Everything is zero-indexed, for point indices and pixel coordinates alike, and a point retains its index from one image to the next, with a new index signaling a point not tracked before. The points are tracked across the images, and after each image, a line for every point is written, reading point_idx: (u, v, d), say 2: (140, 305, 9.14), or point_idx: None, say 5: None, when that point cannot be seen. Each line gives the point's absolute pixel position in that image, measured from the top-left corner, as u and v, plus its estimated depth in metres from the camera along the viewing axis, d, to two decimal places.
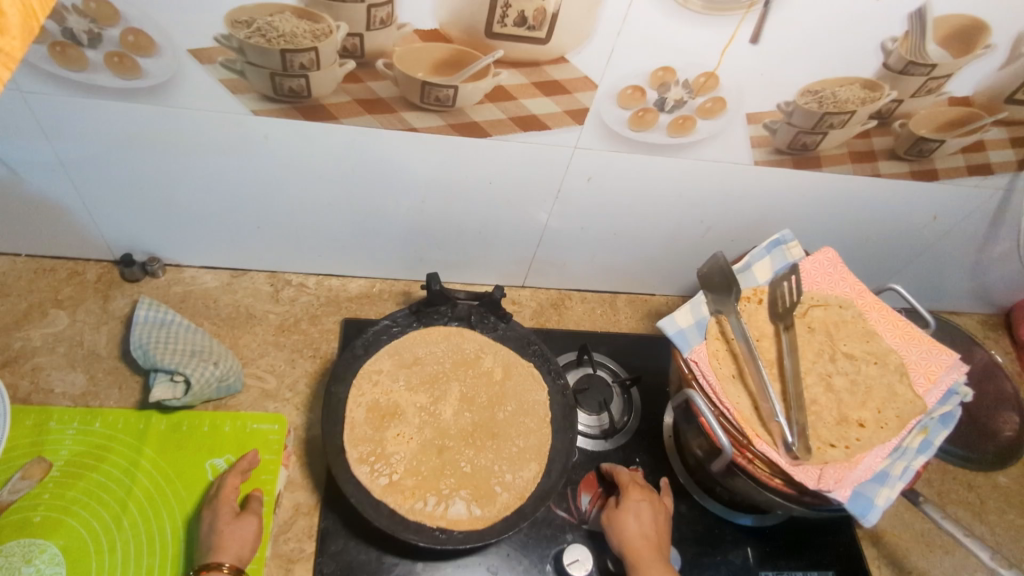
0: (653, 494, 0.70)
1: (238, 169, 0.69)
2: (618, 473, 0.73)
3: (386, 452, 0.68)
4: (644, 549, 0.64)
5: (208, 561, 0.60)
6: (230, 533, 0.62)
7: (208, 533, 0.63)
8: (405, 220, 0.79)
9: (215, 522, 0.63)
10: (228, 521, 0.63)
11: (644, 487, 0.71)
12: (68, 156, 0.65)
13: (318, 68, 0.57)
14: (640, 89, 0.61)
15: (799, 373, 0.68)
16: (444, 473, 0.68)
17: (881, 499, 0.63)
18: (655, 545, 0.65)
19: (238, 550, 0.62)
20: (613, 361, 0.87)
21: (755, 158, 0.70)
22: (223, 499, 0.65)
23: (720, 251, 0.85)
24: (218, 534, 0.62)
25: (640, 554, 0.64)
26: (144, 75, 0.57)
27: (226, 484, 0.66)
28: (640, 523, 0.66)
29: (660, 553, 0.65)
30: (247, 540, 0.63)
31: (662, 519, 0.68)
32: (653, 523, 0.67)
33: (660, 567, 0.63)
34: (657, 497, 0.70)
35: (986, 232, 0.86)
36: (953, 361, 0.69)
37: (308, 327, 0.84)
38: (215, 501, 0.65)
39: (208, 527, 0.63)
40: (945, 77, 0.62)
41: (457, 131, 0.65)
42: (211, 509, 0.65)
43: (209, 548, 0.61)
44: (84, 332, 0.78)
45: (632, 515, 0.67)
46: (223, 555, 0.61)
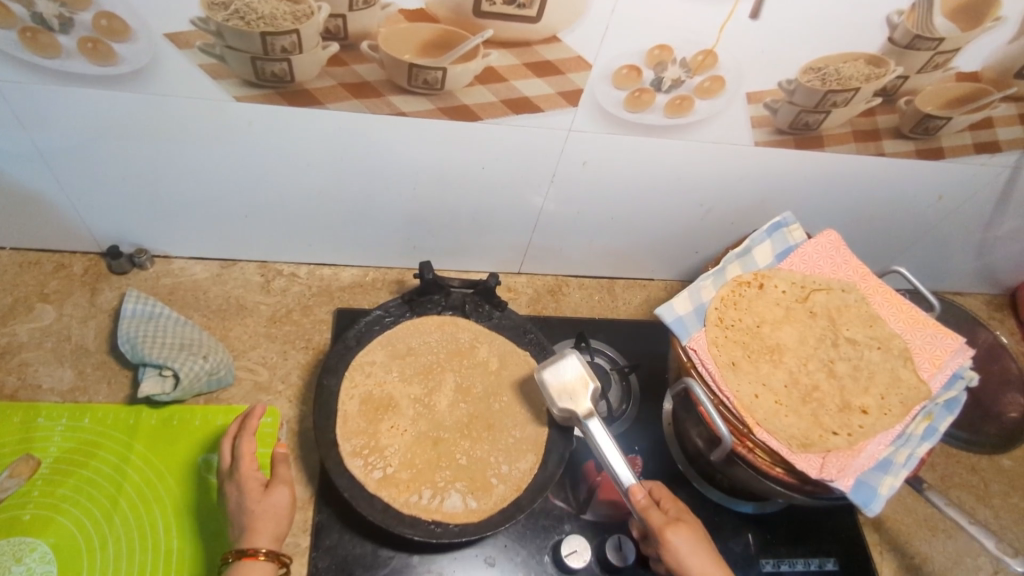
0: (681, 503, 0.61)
1: (222, 156, 0.67)
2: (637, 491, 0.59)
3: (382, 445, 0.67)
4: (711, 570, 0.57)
5: (241, 544, 0.58)
6: (262, 512, 0.59)
7: (239, 510, 0.59)
8: (397, 208, 0.78)
9: (244, 500, 0.59)
10: (257, 497, 0.60)
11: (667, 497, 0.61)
12: (46, 147, 0.63)
13: (301, 51, 0.54)
14: (635, 69, 0.59)
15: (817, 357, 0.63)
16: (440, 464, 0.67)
17: (885, 488, 0.61)
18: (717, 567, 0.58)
19: (274, 530, 0.59)
20: (611, 348, 0.85)
21: (756, 139, 0.68)
22: (246, 469, 0.61)
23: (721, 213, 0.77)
24: (248, 515, 0.59)
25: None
26: (120, 60, 0.54)
27: (244, 453, 0.62)
28: (699, 546, 0.58)
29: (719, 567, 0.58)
30: (275, 520, 0.59)
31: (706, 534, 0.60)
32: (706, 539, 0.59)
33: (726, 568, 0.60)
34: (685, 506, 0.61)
35: (993, 211, 0.84)
36: (958, 345, 0.68)
37: (300, 318, 0.82)
38: (237, 474, 0.61)
39: (236, 506, 0.60)
40: (952, 52, 0.60)
41: (448, 115, 0.63)
42: (237, 483, 0.61)
43: (241, 528, 0.59)
44: (72, 326, 0.77)
45: (692, 539, 0.58)
46: (259, 538, 0.58)
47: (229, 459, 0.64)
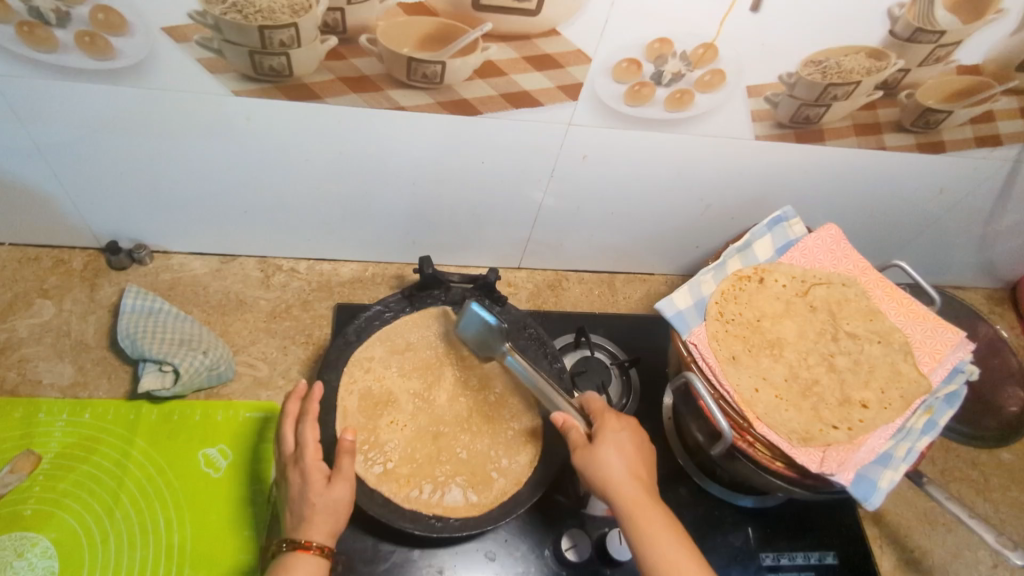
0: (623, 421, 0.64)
1: (222, 150, 0.67)
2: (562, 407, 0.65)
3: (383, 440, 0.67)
4: (624, 482, 0.59)
5: (296, 533, 0.57)
6: (320, 504, 0.57)
7: (299, 497, 0.58)
8: (397, 203, 0.77)
9: (306, 489, 0.58)
10: (319, 490, 0.58)
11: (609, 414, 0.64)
12: (45, 142, 0.63)
13: (299, 45, 0.54)
14: (635, 62, 0.59)
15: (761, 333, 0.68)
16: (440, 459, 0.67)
17: (885, 482, 0.61)
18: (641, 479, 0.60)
19: (329, 525, 0.57)
20: (611, 343, 0.85)
21: (756, 132, 0.68)
22: (310, 456, 0.59)
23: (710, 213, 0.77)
24: (308, 505, 0.57)
25: (637, 502, 0.58)
26: (118, 54, 0.54)
27: (306, 440, 0.60)
28: (621, 455, 0.60)
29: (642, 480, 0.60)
30: (333, 512, 0.58)
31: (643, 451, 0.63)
32: (637, 455, 0.62)
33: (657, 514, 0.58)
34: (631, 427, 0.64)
35: (994, 204, 0.84)
36: (959, 339, 0.68)
37: (300, 313, 0.82)
38: (301, 460, 0.59)
39: (298, 493, 0.58)
40: (953, 45, 0.60)
41: (447, 109, 0.63)
42: (299, 469, 0.59)
43: (297, 517, 0.58)
44: (72, 321, 0.77)
45: (612, 449, 0.61)
46: (309, 529, 0.57)
47: (290, 443, 0.62)
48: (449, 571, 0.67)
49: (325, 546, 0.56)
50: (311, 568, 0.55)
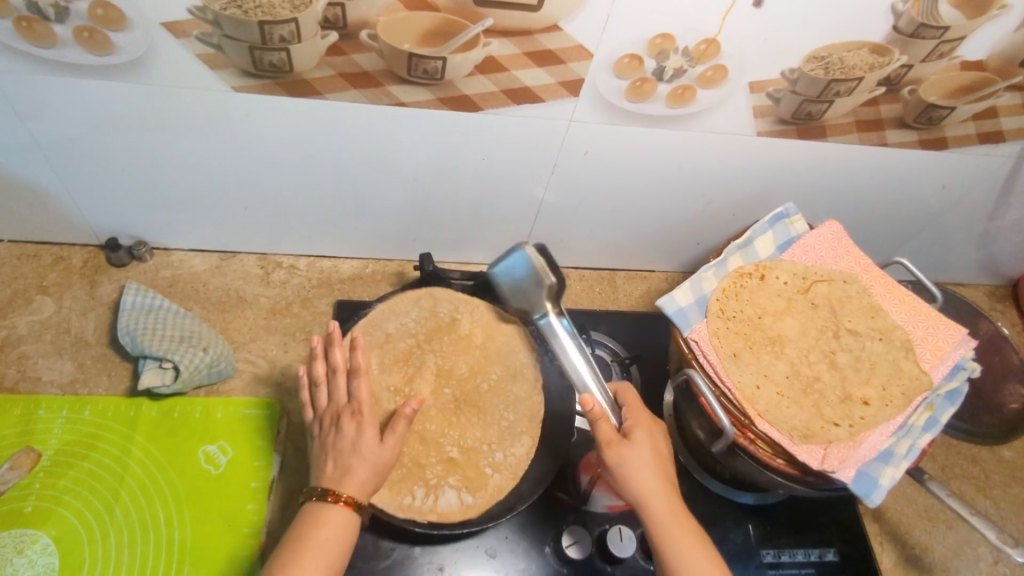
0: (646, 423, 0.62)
1: (222, 145, 0.66)
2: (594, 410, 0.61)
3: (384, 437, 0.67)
4: (658, 497, 0.58)
5: (336, 483, 0.57)
6: (369, 460, 0.58)
7: (350, 450, 0.58)
8: (397, 200, 0.77)
9: (359, 437, 0.58)
10: (372, 445, 0.58)
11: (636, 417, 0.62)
12: (44, 138, 0.63)
13: (299, 41, 0.54)
14: (637, 58, 0.58)
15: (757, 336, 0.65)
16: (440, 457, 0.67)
17: (887, 479, 0.61)
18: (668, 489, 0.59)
19: (366, 481, 0.58)
20: (612, 340, 0.85)
21: (759, 128, 0.68)
22: (367, 411, 0.60)
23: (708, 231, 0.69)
24: (357, 458, 0.58)
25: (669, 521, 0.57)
26: (117, 50, 0.54)
27: (360, 395, 0.60)
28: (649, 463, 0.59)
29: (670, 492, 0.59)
30: (374, 469, 0.58)
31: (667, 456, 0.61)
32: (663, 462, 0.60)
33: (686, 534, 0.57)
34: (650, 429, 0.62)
35: (996, 201, 0.83)
36: (961, 336, 0.67)
37: (300, 310, 0.82)
38: (358, 412, 0.60)
39: (350, 445, 0.58)
40: (957, 40, 0.60)
41: (448, 105, 0.62)
42: (353, 420, 0.59)
43: (342, 468, 0.58)
44: (72, 318, 0.76)
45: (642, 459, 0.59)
46: (347, 479, 0.57)
47: (340, 396, 0.62)
48: (450, 569, 0.67)
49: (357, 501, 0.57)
50: (341, 519, 0.56)
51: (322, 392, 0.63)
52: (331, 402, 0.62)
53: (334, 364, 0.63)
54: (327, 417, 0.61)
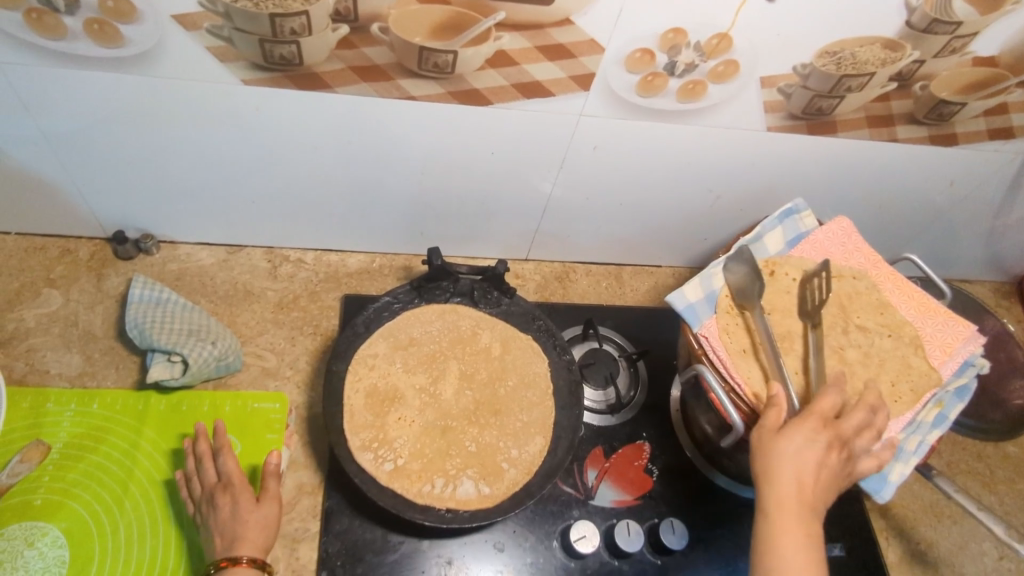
0: (836, 437, 0.59)
1: (230, 138, 0.66)
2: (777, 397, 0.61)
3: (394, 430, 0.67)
4: (793, 502, 0.55)
5: (228, 553, 0.56)
6: (252, 522, 0.58)
7: (231, 520, 0.58)
8: (405, 194, 0.77)
9: (238, 508, 0.58)
10: (251, 507, 0.58)
11: (829, 429, 0.59)
12: (52, 130, 0.62)
13: (310, 34, 0.53)
14: (649, 52, 0.58)
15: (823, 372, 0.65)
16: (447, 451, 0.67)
17: (896, 475, 0.62)
18: (804, 496, 0.56)
19: (260, 537, 0.58)
20: (619, 335, 0.85)
21: (769, 124, 0.67)
22: (234, 479, 0.60)
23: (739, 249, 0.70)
24: (240, 523, 0.58)
25: (785, 508, 0.55)
26: (127, 43, 0.54)
27: (228, 468, 0.61)
28: (797, 462, 0.57)
29: (811, 495, 0.56)
30: (265, 526, 0.58)
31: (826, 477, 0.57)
32: (819, 473, 0.57)
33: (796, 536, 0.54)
34: (841, 445, 0.59)
35: (1004, 197, 0.83)
36: (969, 333, 0.68)
37: (307, 304, 0.82)
38: (228, 485, 0.60)
39: (229, 516, 0.58)
40: (970, 36, 0.59)
41: (458, 99, 0.62)
42: (227, 493, 0.60)
43: (229, 538, 0.57)
44: (79, 311, 0.76)
45: (790, 450, 0.57)
46: (242, 546, 0.57)
47: (211, 477, 0.61)
48: (458, 562, 0.67)
49: (259, 559, 0.56)
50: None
51: (195, 480, 0.63)
52: (204, 486, 0.61)
53: (198, 453, 0.63)
54: (204, 499, 0.61)
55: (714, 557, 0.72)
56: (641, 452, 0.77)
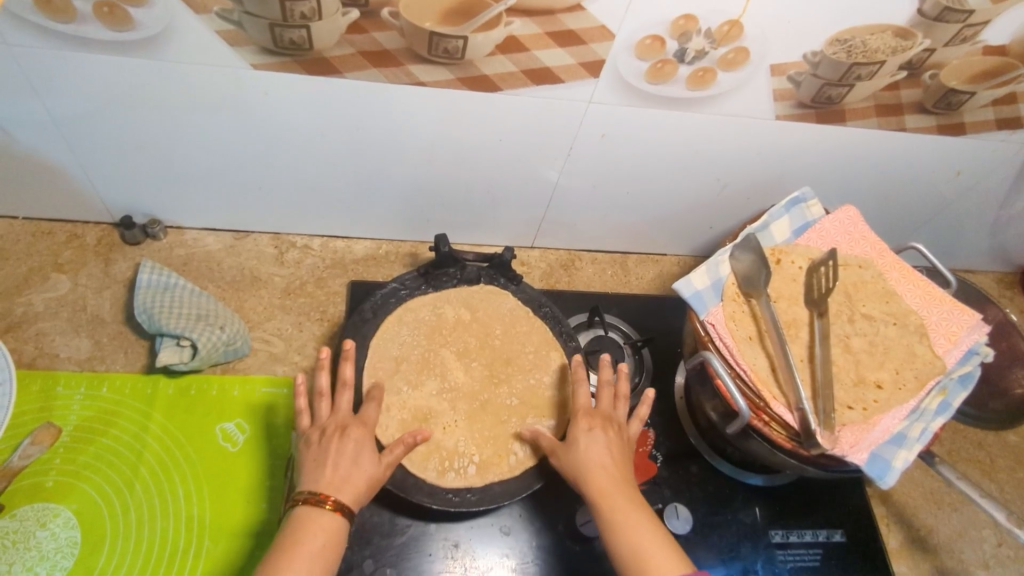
0: (612, 421, 0.63)
1: (238, 124, 0.66)
2: (578, 400, 0.66)
3: (403, 415, 0.67)
4: (603, 478, 0.58)
5: (335, 492, 0.54)
6: (368, 471, 0.57)
7: (350, 459, 0.57)
8: (412, 180, 0.77)
9: (360, 453, 0.57)
10: (370, 457, 0.57)
11: (595, 415, 0.64)
12: (61, 114, 0.62)
13: (320, 18, 0.53)
14: (659, 39, 0.58)
15: (828, 360, 0.65)
16: (454, 437, 0.68)
17: (899, 461, 0.61)
18: (614, 474, 0.58)
19: (359, 490, 0.55)
20: (625, 323, 0.85)
21: (777, 112, 0.67)
22: (369, 426, 0.60)
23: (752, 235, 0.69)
24: (357, 468, 0.56)
25: (607, 494, 0.56)
26: (137, 26, 0.54)
27: (368, 415, 0.61)
28: (595, 451, 0.60)
29: (621, 481, 0.58)
30: (371, 483, 0.57)
31: (619, 446, 0.61)
32: (610, 453, 0.60)
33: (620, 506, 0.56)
34: (613, 422, 0.63)
35: (1010, 187, 0.83)
36: (974, 322, 0.68)
37: (314, 290, 0.82)
38: (362, 426, 0.60)
39: (353, 456, 0.57)
40: (981, 24, 0.59)
41: (466, 85, 0.62)
42: (359, 432, 0.59)
43: (341, 477, 0.55)
44: (87, 295, 0.77)
45: (585, 446, 0.60)
46: (345, 488, 0.55)
47: (343, 408, 0.61)
48: (465, 545, 0.68)
49: (348, 509, 0.54)
50: (333, 525, 0.52)
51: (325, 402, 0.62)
52: (333, 413, 0.61)
53: (343, 377, 0.63)
54: (329, 424, 0.59)
55: (717, 542, 0.73)
56: (645, 439, 0.77)
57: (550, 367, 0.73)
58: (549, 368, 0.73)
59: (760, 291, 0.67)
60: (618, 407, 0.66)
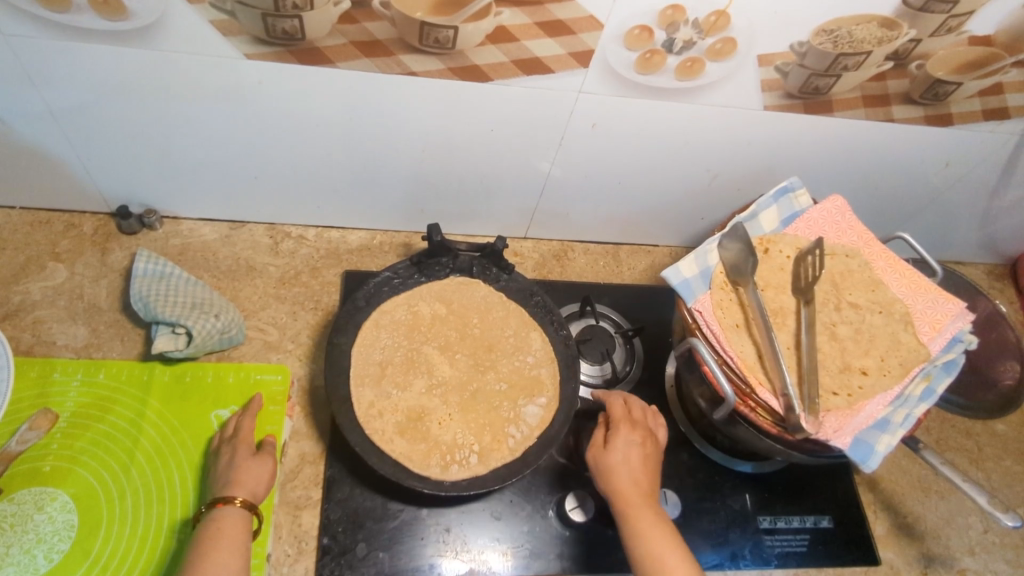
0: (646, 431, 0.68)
1: (231, 114, 0.67)
2: (612, 408, 0.70)
3: (379, 393, 0.69)
4: (633, 493, 0.63)
5: (222, 494, 0.61)
6: (249, 469, 0.63)
7: (229, 467, 0.63)
8: (406, 172, 0.78)
9: (234, 459, 0.64)
10: (245, 457, 0.64)
11: (635, 424, 0.68)
12: (56, 104, 0.63)
13: (312, 8, 0.54)
14: (648, 29, 0.59)
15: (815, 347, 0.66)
16: (428, 421, 0.68)
17: (882, 446, 0.62)
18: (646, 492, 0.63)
19: (254, 486, 0.63)
20: (615, 313, 0.87)
21: (766, 102, 0.68)
22: (243, 437, 0.66)
23: (739, 224, 0.70)
24: (237, 470, 0.63)
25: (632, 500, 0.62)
26: (132, 16, 0.54)
27: (244, 427, 0.67)
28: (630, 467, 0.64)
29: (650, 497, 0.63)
30: (259, 478, 0.64)
31: (651, 459, 0.66)
32: (642, 464, 0.65)
33: (646, 508, 0.62)
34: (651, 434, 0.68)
35: (998, 178, 0.84)
36: (959, 310, 0.69)
37: (309, 280, 0.83)
38: (235, 440, 0.66)
39: (227, 464, 0.64)
40: (966, 15, 0.60)
41: (458, 76, 0.63)
42: (230, 446, 0.66)
43: (226, 481, 0.62)
44: (84, 284, 0.78)
45: (620, 455, 0.65)
46: (235, 488, 0.62)
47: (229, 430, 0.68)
48: (456, 529, 0.69)
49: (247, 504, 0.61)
50: (231, 519, 0.59)
51: (238, 419, 0.69)
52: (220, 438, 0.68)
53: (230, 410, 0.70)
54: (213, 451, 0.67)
55: (706, 527, 0.74)
56: None
57: (531, 365, 0.73)
58: (529, 367, 0.73)
59: (749, 279, 0.68)
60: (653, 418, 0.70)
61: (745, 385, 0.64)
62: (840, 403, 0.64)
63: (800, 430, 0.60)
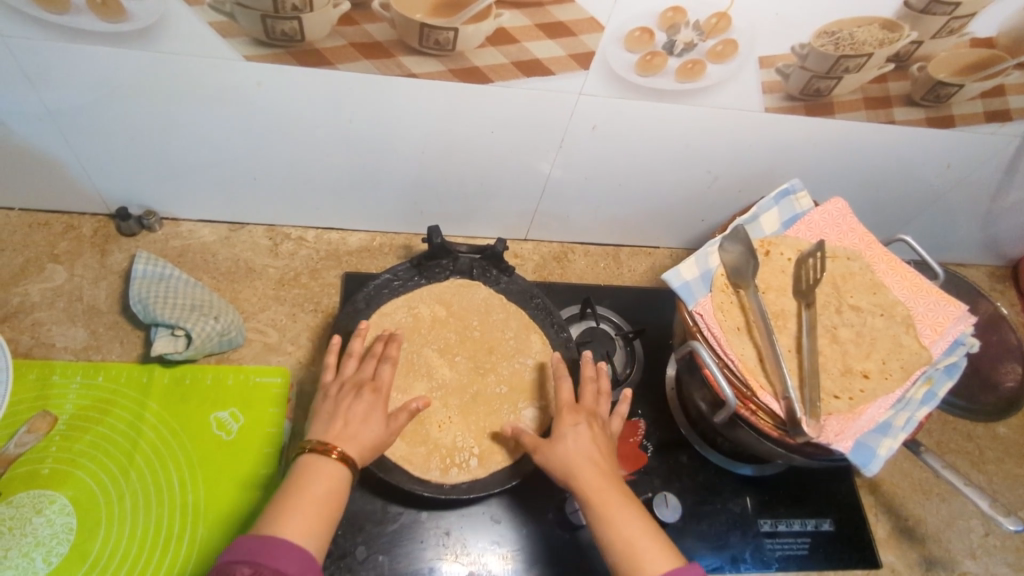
0: (592, 416, 0.63)
1: (230, 116, 0.67)
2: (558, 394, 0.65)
3: None
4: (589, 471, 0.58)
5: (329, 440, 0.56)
6: (366, 421, 0.59)
7: (357, 413, 0.59)
8: (406, 173, 0.78)
9: (348, 403, 0.60)
10: (354, 403, 0.60)
11: (579, 410, 0.63)
12: (55, 106, 0.63)
13: (312, 9, 0.54)
14: (648, 31, 0.59)
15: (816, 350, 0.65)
16: (436, 425, 0.68)
17: (884, 449, 0.62)
18: (602, 470, 0.58)
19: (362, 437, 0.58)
20: (616, 315, 0.87)
21: (767, 104, 0.68)
22: (384, 386, 0.62)
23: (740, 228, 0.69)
24: (354, 418, 0.59)
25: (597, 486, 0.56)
26: (131, 17, 0.54)
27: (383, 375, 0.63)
28: (578, 448, 0.60)
29: (607, 475, 0.58)
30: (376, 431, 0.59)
31: (602, 441, 0.61)
32: (594, 446, 0.60)
33: (609, 490, 0.57)
34: (594, 416, 0.63)
35: (1000, 180, 0.84)
36: (960, 313, 0.69)
37: (308, 281, 0.83)
38: (373, 386, 0.62)
39: (364, 412, 0.59)
40: (968, 17, 0.60)
41: (458, 77, 0.62)
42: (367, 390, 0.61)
43: (339, 430, 0.58)
44: (83, 286, 0.77)
45: (569, 441, 0.60)
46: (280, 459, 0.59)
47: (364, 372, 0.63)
48: (456, 532, 0.69)
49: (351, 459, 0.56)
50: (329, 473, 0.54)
51: (354, 362, 0.65)
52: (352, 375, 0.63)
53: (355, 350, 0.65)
54: (342, 386, 0.62)
55: (706, 530, 0.74)
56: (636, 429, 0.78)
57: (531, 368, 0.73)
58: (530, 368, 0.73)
59: (749, 281, 0.68)
60: (601, 403, 0.65)
61: (745, 387, 0.63)
62: (842, 406, 0.64)
63: (799, 434, 0.60)
